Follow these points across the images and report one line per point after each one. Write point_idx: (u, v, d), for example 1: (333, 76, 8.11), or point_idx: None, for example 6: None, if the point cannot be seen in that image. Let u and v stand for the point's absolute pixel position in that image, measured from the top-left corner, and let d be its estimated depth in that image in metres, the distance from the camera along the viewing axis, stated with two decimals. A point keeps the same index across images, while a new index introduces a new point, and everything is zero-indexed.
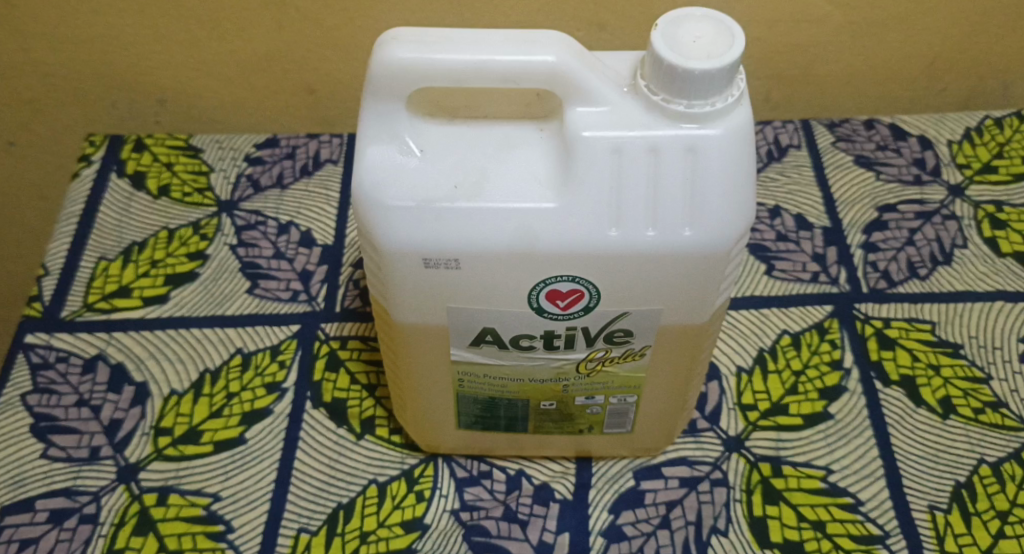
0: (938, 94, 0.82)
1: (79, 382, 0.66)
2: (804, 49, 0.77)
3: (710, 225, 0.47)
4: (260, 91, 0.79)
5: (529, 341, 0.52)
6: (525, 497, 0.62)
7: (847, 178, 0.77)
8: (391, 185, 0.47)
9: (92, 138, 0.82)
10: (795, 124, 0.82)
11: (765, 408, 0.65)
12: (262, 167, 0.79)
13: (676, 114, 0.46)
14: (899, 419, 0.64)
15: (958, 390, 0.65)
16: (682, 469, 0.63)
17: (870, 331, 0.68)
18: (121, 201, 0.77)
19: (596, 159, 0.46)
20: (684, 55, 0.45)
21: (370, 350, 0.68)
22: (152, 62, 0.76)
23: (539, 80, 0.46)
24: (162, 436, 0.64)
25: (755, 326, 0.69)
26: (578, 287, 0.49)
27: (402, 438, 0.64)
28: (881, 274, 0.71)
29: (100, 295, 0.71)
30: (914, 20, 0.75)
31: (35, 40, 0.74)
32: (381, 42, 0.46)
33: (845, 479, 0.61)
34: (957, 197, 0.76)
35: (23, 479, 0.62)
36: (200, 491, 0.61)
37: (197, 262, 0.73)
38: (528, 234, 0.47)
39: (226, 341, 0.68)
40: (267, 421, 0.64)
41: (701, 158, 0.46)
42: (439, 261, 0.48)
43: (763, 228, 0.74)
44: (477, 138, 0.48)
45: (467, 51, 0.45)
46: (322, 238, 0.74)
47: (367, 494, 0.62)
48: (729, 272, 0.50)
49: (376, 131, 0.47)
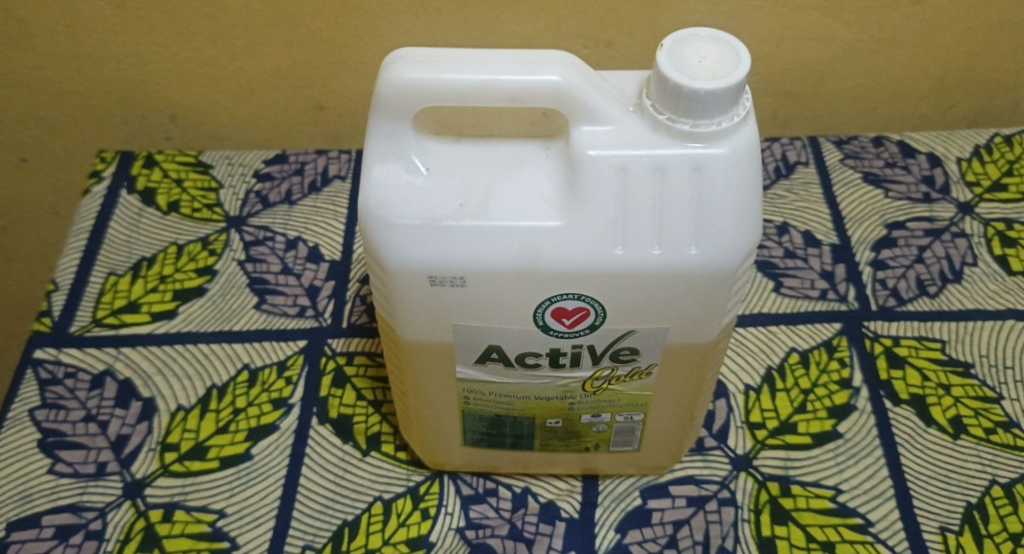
0: (947, 112, 0.82)
1: (87, 397, 0.66)
2: (812, 66, 0.77)
3: (717, 245, 0.47)
4: (269, 108, 0.79)
5: (534, 359, 0.52)
6: (531, 515, 0.61)
7: (856, 196, 0.77)
8: (397, 204, 0.47)
9: (104, 154, 0.82)
10: (803, 141, 0.82)
11: (773, 426, 0.64)
12: (270, 183, 0.80)
13: (682, 133, 0.46)
14: (909, 438, 0.63)
15: (969, 409, 0.64)
16: (689, 488, 0.62)
17: (879, 349, 0.67)
18: (131, 217, 0.77)
19: (602, 179, 0.46)
20: (689, 75, 0.45)
21: (376, 367, 0.68)
22: (163, 80, 0.77)
23: (545, 99, 0.46)
24: (168, 452, 0.64)
25: (763, 344, 0.68)
26: (584, 305, 0.49)
27: (407, 455, 0.64)
28: (890, 292, 0.71)
29: (109, 310, 0.71)
30: (923, 37, 0.75)
31: (47, 57, 0.75)
32: (387, 62, 0.47)
33: (855, 499, 0.61)
34: (967, 215, 0.75)
35: (29, 494, 0.62)
36: (205, 508, 0.61)
37: (205, 278, 0.73)
38: (533, 253, 0.47)
39: (234, 356, 0.68)
40: (273, 437, 0.64)
41: (707, 177, 0.46)
42: (445, 279, 0.48)
43: (771, 245, 0.74)
44: (483, 157, 0.48)
45: (473, 71, 0.45)
46: (330, 254, 0.74)
47: (372, 511, 0.61)
48: (736, 290, 0.50)
49: (383, 150, 0.47)
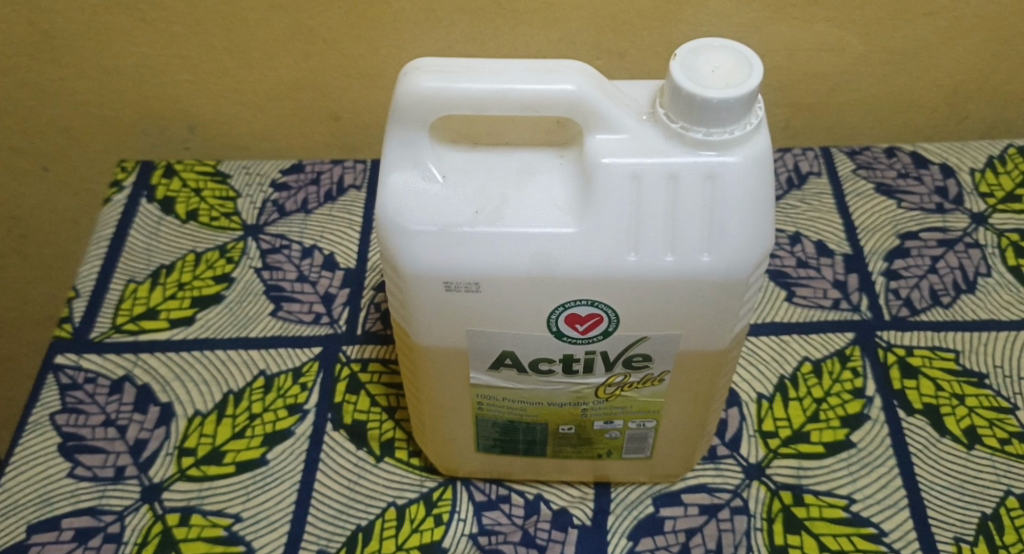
0: (961, 123, 0.82)
1: (107, 402, 0.67)
2: (824, 78, 0.77)
3: (729, 252, 0.47)
4: (286, 118, 0.80)
5: (548, 365, 0.53)
6: (544, 522, 0.62)
7: (868, 206, 0.77)
8: (413, 210, 0.47)
9: (124, 163, 0.84)
10: (815, 151, 0.82)
11: (786, 435, 0.65)
12: (287, 192, 0.81)
13: (695, 141, 0.46)
14: (922, 448, 0.63)
15: (983, 420, 0.64)
16: (702, 496, 0.62)
17: (892, 359, 0.68)
18: (151, 225, 0.78)
19: (615, 187, 0.47)
20: (702, 84, 0.45)
21: (391, 373, 0.69)
22: (183, 91, 0.78)
23: (559, 109, 0.47)
24: (185, 457, 0.64)
25: (775, 353, 0.69)
26: (597, 312, 0.49)
27: (421, 461, 0.65)
28: (903, 302, 0.71)
29: (128, 317, 0.72)
30: (936, 48, 0.75)
31: (70, 69, 0.76)
32: (404, 72, 0.47)
33: (868, 509, 0.61)
34: (980, 225, 0.75)
35: (50, 498, 0.63)
36: (221, 512, 0.62)
37: (222, 285, 0.74)
38: (547, 260, 0.47)
39: (250, 362, 0.69)
40: (289, 442, 0.65)
41: (720, 185, 0.46)
42: (460, 285, 0.48)
43: (783, 254, 0.75)
44: (498, 164, 0.49)
45: (489, 81, 0.46)
46: (345, 262, 0.75)
47: (386, 517, 0.62)
48: (749, 297, 0.50)
49: (400, 157, 0.48)
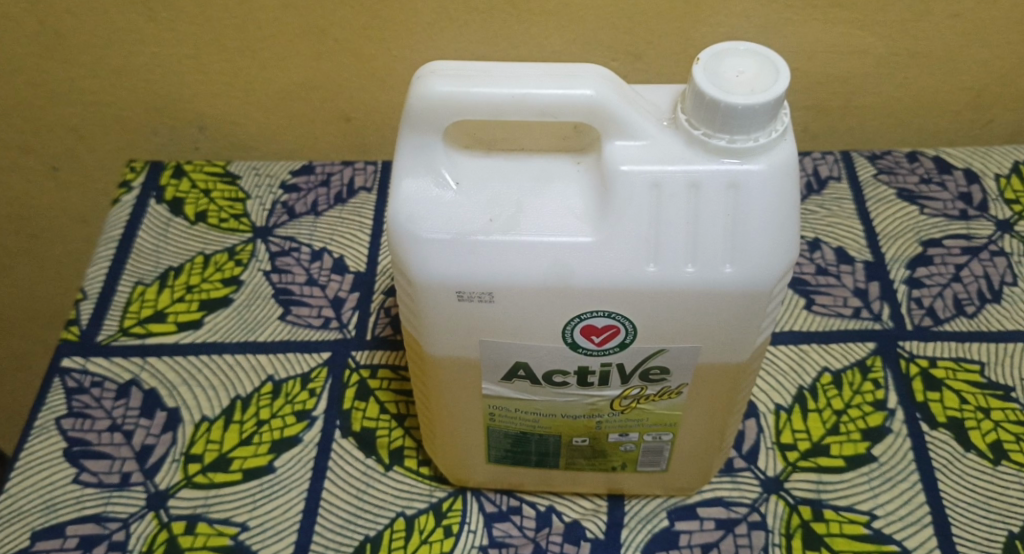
0: (984, 126, 0.80)
1: (113, 406, 0.66)
2: (845, 81, 0.76)
3: (752, 263, 0.46)
4: (297, 119, 0.79)
5: (562, 377, 0.51)
6: (555, 535, 0.60)
7: (889, 212, 0.76)
8: (425, 218, 0.46)
9: (133, 163, 0.82)
10: (834, 156, 0.80)
11: (805, 448, 0.63)
12: (297, 194, 0.79)
13: (717, 149, 0.45)
14: (947, 463, 0.61)
15: (1010, 434, 0.63)
16: (719, 510, 0.61)
17: (915, 370, 0.66)
18: (159, 226, 0.77)
19: (633, 195, 0.45)
20: (727, 90, 0.44)
21: (401, 380, 0.68)
22: (193, 92, 0.77)
23: (577, 114, 0.45)
24: (192, 463, 0.63)
25: (794, 363, 0.67)
26: (614, 323, 0.48)
27: (430, 470, 0.63)
28: (926, 311, 0.69)
29: (136, 320, 0.71)
30: (961, 51, 0.74)
31: (79, 68, 0.75)
32: (419, 75, 0.46)
33: (891, 526, 0.59)
34: (1006, 233, 0.74)
35: (54, 504, 0.62)
36: (227, 521, 0.61)
37: (231, 287, 0.73)
38: (563, 269, 0.46)
39: (258, 368, 0.68)
40: (296, 449, 0.64)
41: (743, 194, 0.45)
42: (473, 294, 0.47)
43: (802, 261, 0.73)
44: (513, 171, 0.48)
45: (506, 85, 0.45)
46: (354, 265, 0.74)
47: (394, 527, 0.61)
48: (770, 309, 0.48)
49: (413, 164, 0.47)
